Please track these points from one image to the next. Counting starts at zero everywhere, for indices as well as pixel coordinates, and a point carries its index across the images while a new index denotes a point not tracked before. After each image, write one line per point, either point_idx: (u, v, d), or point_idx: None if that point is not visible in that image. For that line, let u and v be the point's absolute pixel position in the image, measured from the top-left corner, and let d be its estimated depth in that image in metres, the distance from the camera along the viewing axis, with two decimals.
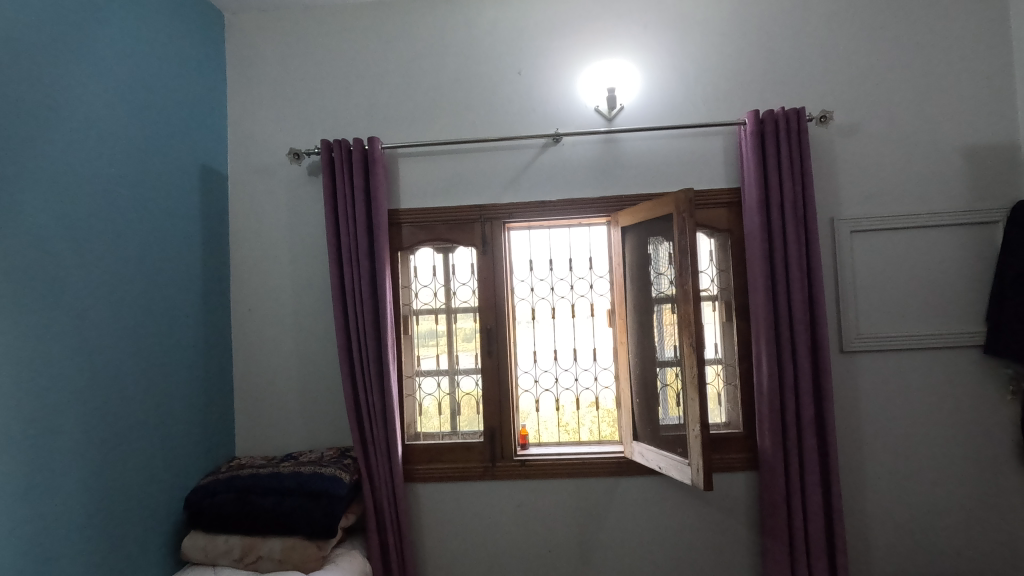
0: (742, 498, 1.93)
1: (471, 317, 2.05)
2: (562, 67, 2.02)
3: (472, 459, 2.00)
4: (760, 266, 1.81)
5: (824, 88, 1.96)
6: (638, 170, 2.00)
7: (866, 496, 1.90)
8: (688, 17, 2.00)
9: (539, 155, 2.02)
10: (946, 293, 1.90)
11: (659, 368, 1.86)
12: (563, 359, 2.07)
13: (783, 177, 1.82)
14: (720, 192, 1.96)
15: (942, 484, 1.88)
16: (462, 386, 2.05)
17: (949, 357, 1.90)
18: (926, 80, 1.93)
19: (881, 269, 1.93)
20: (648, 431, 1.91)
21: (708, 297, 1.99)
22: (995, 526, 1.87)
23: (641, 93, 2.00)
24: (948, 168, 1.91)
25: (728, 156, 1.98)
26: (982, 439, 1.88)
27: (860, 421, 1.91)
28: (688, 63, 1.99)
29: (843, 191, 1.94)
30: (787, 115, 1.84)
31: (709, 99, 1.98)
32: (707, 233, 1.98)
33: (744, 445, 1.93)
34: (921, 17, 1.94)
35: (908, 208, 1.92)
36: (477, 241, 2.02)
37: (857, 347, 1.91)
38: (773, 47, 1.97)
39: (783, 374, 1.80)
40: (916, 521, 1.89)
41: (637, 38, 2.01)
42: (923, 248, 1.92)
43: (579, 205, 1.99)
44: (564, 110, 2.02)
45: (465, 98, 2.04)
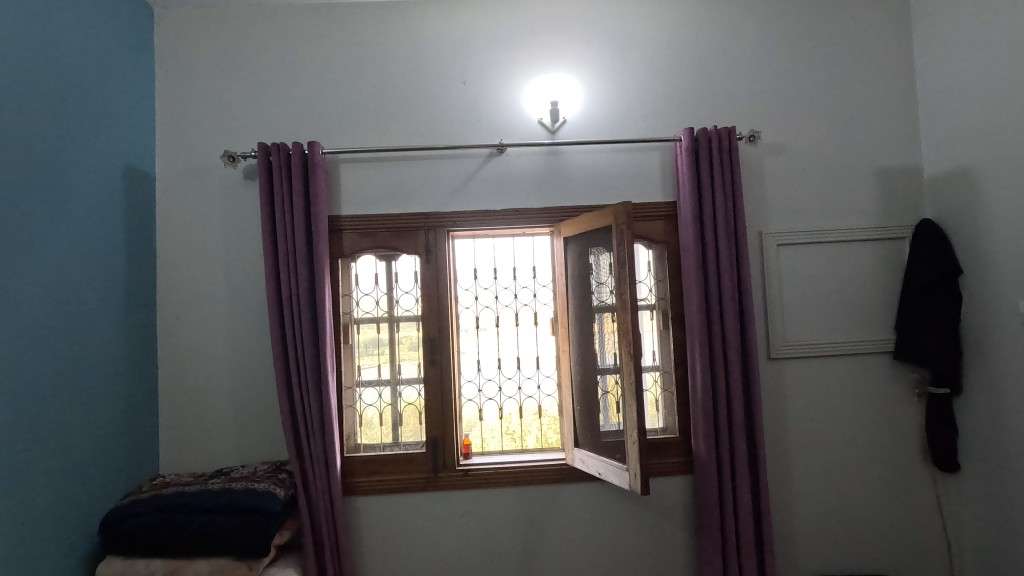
0: (678, 501, 1.99)
1: (414, 325, 2.03)
2: (506, 80, 2.05)
3: (414, 470, 1.98)
4: (694, 277, 1.89)
5: (753, 109, 2.07)
6: (580, 182, 2.05)
7: (792, 495, 2.00)
8: (628, 37, 2.07)
9: (483, 165, 2.03)
10: (862, 303, 2.05)
11: (600, 376, 1.90)
12: (506, 367, 2.09)
13: (715, 193, 1.91)
14: (657, 205, 2.03)
15: (859, 481, 2.01)
16: (404, 396, 2.02)
17: (864, 363, 2.04)
18: (843, 106, 2.08)
19: (804, 281, 2.05)
20: (589, 438, 1.94)
21: (646, 306, 2.05)
22: (905, 520, 2.01)
23: (583, 108, 2.06)
24: (862, 188, 2.07)
25: (665, 171, 2.06)
26: (893, 439, 2.02)
27: (786, 424, 2.02)
28: (628, 80, 2.06)
29: (770, 207, 2.05)
30: (719, 134, 1.94)
31: (648, 116, 2.06)
32: (646, 245, 2.05)
33: (680, 449, 2.00)
34: (838, 47, 2.09)
35: (827, 224, 2.05)
36: (421, 249, 2.00)
37: (783, 354, 2.02)
38: (706, 68, 2.08)
39: (716, 380, 1.88)
40: (836, 517, 2.00)
41: (578, 53, 2.06)
42: (841, 261, 2.06)
43: (522, 215, 2.01)
44: (508, 122, 2.05)
45: (410, 106, 2.03)
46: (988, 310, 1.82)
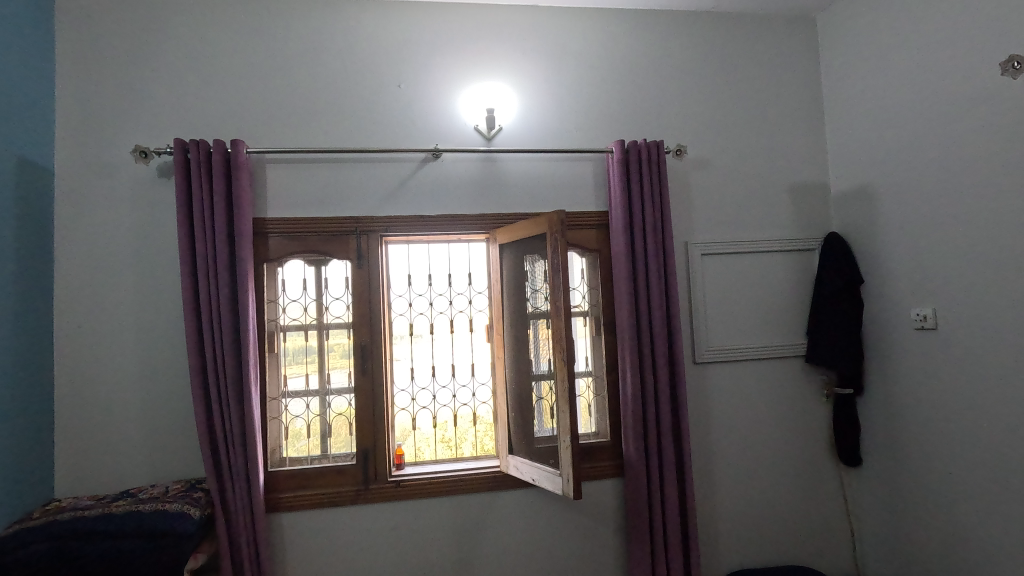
0: (609, 503, 2.04)
1: (345, 333, 1.96)
2: (442, 84, 2.03)
3: (343, 482, 1.90)
4: (625, 284, 1.95)
5: (680, 125, 2.17)
6: (515, 190, 2.06)
7: (715, 493, 2.09)
8: (563, 49, 2.11)
9: (418, 170, 2.00)
10: (777, 310, 2.19)
11: (534, 382, 1.92)
12: (440, 375, 2.06)
13: (645, 203, 1.98)
14: (589, 215, 2.08)
15: (776, 478, 2.14)
16: (334, 406, 1.95)
17: (779, 367, 2.17)
18: (760, 125, 2.22)
19: (726, 289, 2.16)
20: (523, 445, 1.95)
21: (580, 312, 2.09)
22: (815, 513, 2.15)
23: (519, 116, 2.08)
24: (777, 202, 2.21)
25: (598, 181, 2.12)
26: (805, 437, 2.17)
27: (710, 425, 2.11)
28: (563, 91, 2.10)
29: (696, 218, 2.15)
30: (648, 147, 2.02)
31: (582, 127, 2.11)
32: (579, 253, 2.10)
33: (611, 453, 2.05)
34: (756, 70, 2.23)
35: (747, 235, 2.18)
36: (352, 254, 1.94)
37: (707, 359, 2.11)
38: (637, 83, 2.15)
39: (645, 384, 1.94)
40: (756, 513, 2.11)
41: (513, 62, 2.08)
42: (759, 270, 2.18)
43: (457, 222, 2.00)
44: (444, 127, 2.03)
45: (342, 107, 1.97)
46: (885, 316, 1.99)
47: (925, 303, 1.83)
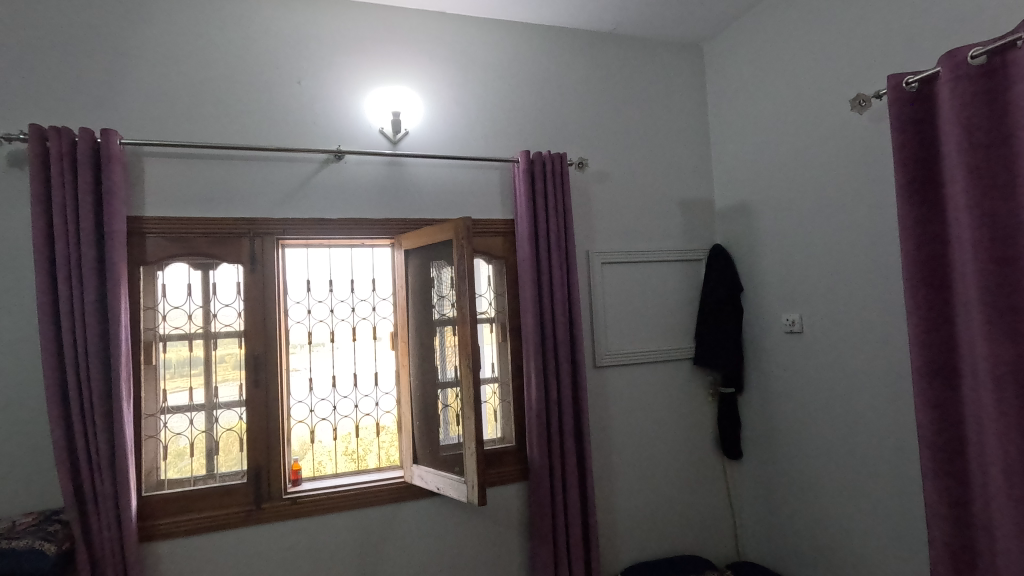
0: (514, 508, 2.06)
1: (236, 342, 1.83)
2: (345, 84, 1.97)
3: (231, 503, 1.77)
4: (530, 292, 1.99)
5: (583, 139, 2.26)
6: (421, 196, 2.04)
7: (614, 491, 2.19)
8: (470, 58, 2.14)
9: (319, 171, 1.92)
10: (669, 316, 2.34)
11: (440, 390, 1.92)
12: (342, 385, 1.99)
13: (549, 213, 2.04)
14: (496, 223, 2.11)
15: (668, 474, 2.27)
16: (222, 421, 1.81)
17: (671, 369, 2.32)
18: (655, 142, 2.37)
19: (624, 296, 2.28)
20: (428, 453, 1.94)
21: (486, 319, 2.11)
22: (703, 504, 2.31)
23: (425, 121, 2.06)
24: (670, 215, 2.37)
25: (504, 190, 2.15)
26: (694, 433, 2.33)
27: (609, 426, 2.21)
28: (470, 100, 2.12)
29: (597, 228, 2.25)
30: (552, 159, 2.08)
31: (488, 135, 2.14)
32: (485, 260, 2.12)
33: (516, 457, 2.08)
34: (651, 91, 2.39)
35: (643, 245, 2.31)
36: (244, 258, 1.82)
37: (607, 363, 2.21)
38: (542, 96, 2.22)
39: (549, 389, 1.99)
40: (650, 508, 2.24)
41: (420, 67, 2.07)
42: (653, 279, 2.32)
43: (361, 226, 1.95)
44: (348, 128, 1.97)
45: (235, 102, 1.85)
46: (761, 322, 2.19)
47: (793, 310, 2.04)
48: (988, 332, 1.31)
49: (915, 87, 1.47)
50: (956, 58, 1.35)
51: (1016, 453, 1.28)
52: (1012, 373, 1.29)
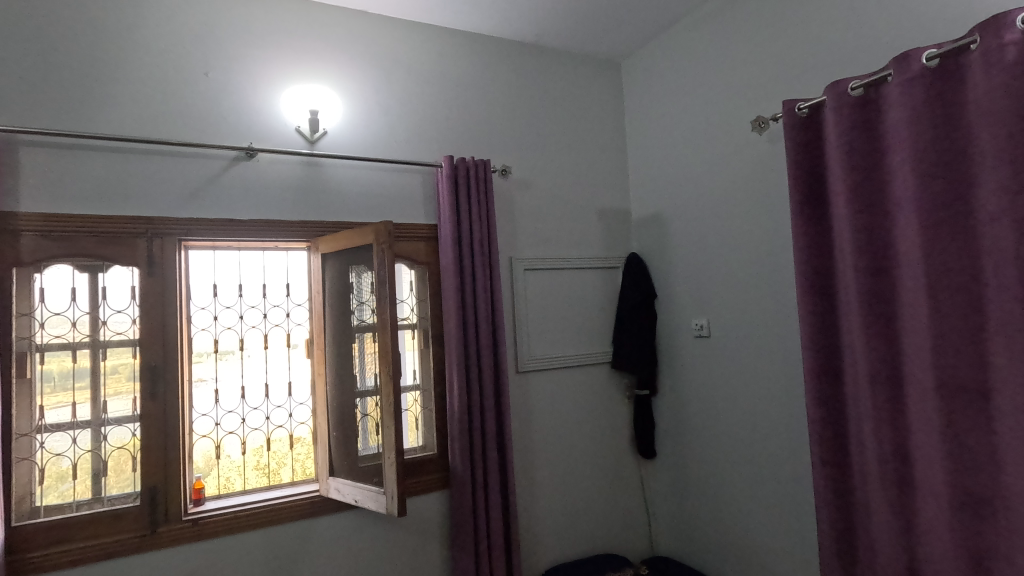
0: (435, 516, 2.03)
1: (130, 352, 1.67)
2: (258, 78, 1.87)
3: (121, 529, 1.61)
4: (453, 297, 1.98)
5: (507, 147, 2.29)
6: (340, 198, 1.97)
7: (535, 494, 2.21)
8: (393, 60, 2.10)
9: (228, 168, 1.81)
10: (589, 322, 2.41)
11: (360, 399, 1.89)
12: (252, 397, 1.87)
13: (472, 219, 2.04)
14: (418, 227, 2.08)
15: (588, 476, 2.33)
16: (111, 439, 1.64)
17: (591, 373, 2.39)
18: (576, 152, 2.44)
19: (545, 302, 2.32)
20: (345, 464, 1.88)
21: (408, 325, 2.07)
22: (619, 503, 2.40)
23: (344, 121, 2.00)
24: (590, 224, 2.44)
25: (427, 194, 2.13)
26: (612, 435, 2.41)
27: (531, 430, 2.23)
28: (393, 102, 2.09)
29: (519, 235, 2.28)
30: (476, 165, 2.09)
31: (411, 139, 2.11)
32: (408, 265, 2.08)
33: (437, 465, 2.05)
34: (573, 103, 2.46)
35: (564, 253, 2.37)
36: (141, 260, 1.67)
37: (528, 368, 2.24)
38: (466, 102, 2.23)
39: (471, 395, 1.98)
40: (570, 509, 2.28)
41: (340, 65, 2.01)
42: (574, 285, 2.39)
43: (274, 228, 1.85)
44: (261, 124, 1.87)
45: (132, 90, 1.70)
46: (673, 326, 2.31)
47: (701, 315, 2.17)
48: (865, 334, 1.47)
49: (805, 112, 1.63)
50: (839, 88, 1.50)
51: (889, 442, 1.44)
52: (885, 370, 1.45)
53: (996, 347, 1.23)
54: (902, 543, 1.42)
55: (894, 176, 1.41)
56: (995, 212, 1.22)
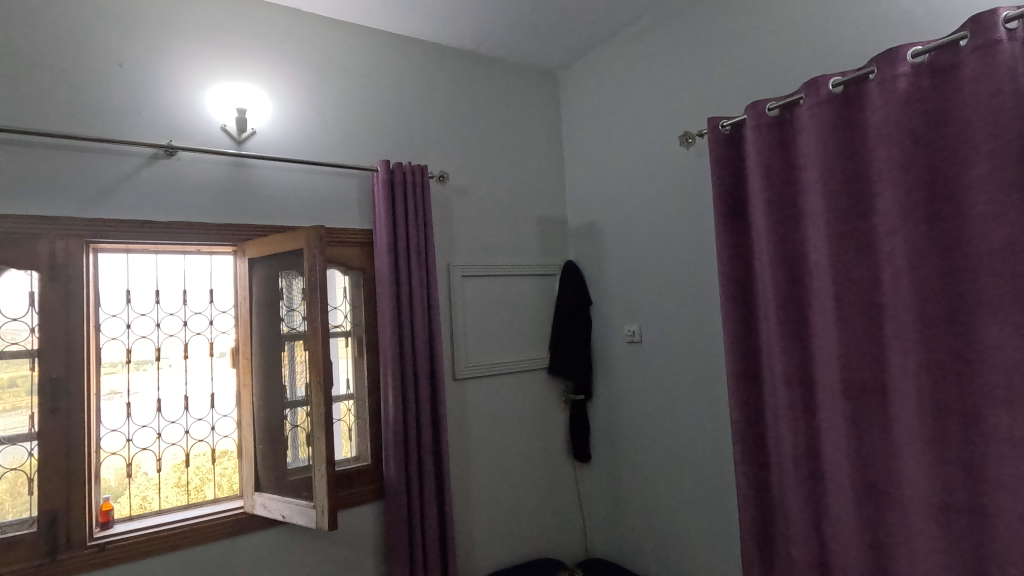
0: (369, 529, 1.98)
1: (28, 363, 1.54)
2: (179, 72, 1.77)
3: (14, 559, 1.46)
4: (388, 304, 1.94)
5: (445, 153, 2.28)
6: (269, 200, 1.90)
7: (472, 502, 2.20)
8: (328, 61, 2.05)
9: (145, 167, 1.70)
10: (526, 328, 2.43)
11: (288, 410, 1.84)
12: (169, 410, 1.77)
13: (409, 224, 2.02)
14: (352, 232, 2.03)
15: (524, 482, 2.35)
16: (4, 459, 1.50)
17: (528, 379, 2.41)
18: (514, 160, 2.47)
19: (482, 308, 2.33)
20: (273, 479, 1.80)
21: (341, 332, 2.02)
22: (555, 507, 2.42)
23: (274, 121, 1.93)
24: (527, 231, 2.47)
25: (363, 199, 2.08)
26: (548, 439, 2.44)
27: (468, 437, 2.22)
28: (327, 104, 2.03)
29: (457, 242, 2.27)
30: (413, 170, 2.07)
31: (346, 142, 2.06)
32: (341, 270, 2.03)
33: (371, 476, 2.00)
34: (511, 112, 2.49)
35: (501, 259, 2.38)
36: (41, 263, 1.53)
37: (466, 375, 2.23)
38: (403, 107, 2.20)
39: (407, 403, 1.95)
40: (507, 515, 2.29)
41: (269, 63, 1.94)
42: (511, 292, 2.40)
43: (197, 231, 1.75)
44: (183, 121, 1.77)
45: (35, 78, 1.56)
46: (606, 332, 2.38)
47: (634, 322, 2.24)
48: (782, 338, 1.57)
49: (728, 130, 1.73)
50: (757, 109, 1.61)
51: (802, 440, 1.53)
52: (799, 372, 1.55)
53: (893, 350, 1.35)
54: (813, 534, 1.52)
55: (806, 191, 1.52)
56: (891, 227, 1.34)
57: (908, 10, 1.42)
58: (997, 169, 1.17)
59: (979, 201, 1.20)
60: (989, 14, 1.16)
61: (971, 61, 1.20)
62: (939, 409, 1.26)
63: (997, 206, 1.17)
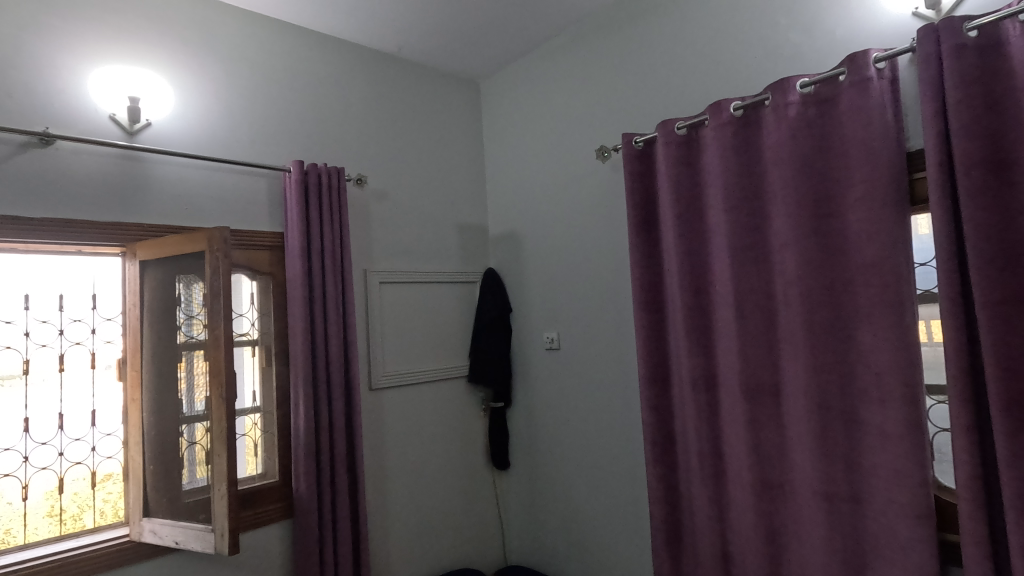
0: (275, 550, 1.86)
1: None
2: (60, 51, 1.60)
3: None
4: (300, 311, 1.85)
5: (363, 155, 2.22)
6: (165, 198, 1.74)
7: (388, 515, 2.14)
8: (236, 53, 1.93)
9: (15, 155, 1.50)
10: (446, 336, 2.41)
11: (185, 426, 1.67)
12: (39, 430, 1.61)
13: (324, 228, 1.94)
14: (262, 235, 1.92)
15: (443, 492, 2.31)
16: None
17: (448, 387, 2.38)
18: (435, 166, 2.44)
19: (401, 316, 2.27)
20: (165, 503, 1.65)
21: (247, 341, 1.89)
22: (475, 516, 2.41)
23: (174, 113, 1.78)
24: (448, 238, 2.45)
25: (273, 201, 1.97)
26: (468, 448, 2.42)
27: (385, 448, 2.16)
28: (233, 97, 1.91)
29: (375, 248, 2.21)
30: (329, 172, 1.99)
31: (255, 139, 1.95)
32: (249, 275, 1.90)
33: (279, 494, 1.89)
34: (432, 118, 2.47)
35: (421, 266, 2.35)
36: None
37: (382, 384, 2.17)
38: (318, 105, 2.12)
39: (320, 415, 1.86)
40: (425, 527, 2.24)
41: (169, 51, 1.80)
42: (431, 299, 2.37)
43: (79, 230, 1.57)
44: (63, 107, 1.59)
45: None
46: (526, 339, 2.40)
47: (552, 329, 2.28)
48: (689, 344, 1.66)
49: (640, 146, 1.82)
50: (667, 127, 1.71)
51: (707, 441, 1.63)
52: (704, 376, 1.64)
53: (786, 354, 1.46)
54: (717, 530, 1.61)
55: (711, 206, 1.62)
56: (784, 241, 1.46)
57: (795, 45, 1.57)
58: (870, 191, 1.31)
59: (857, 219, 1.33)
60: (862, 54, 1.31)
61: (849, 95, 1.34)
62: (824, 409, 1.39)
63: (871, 225, 1.31)
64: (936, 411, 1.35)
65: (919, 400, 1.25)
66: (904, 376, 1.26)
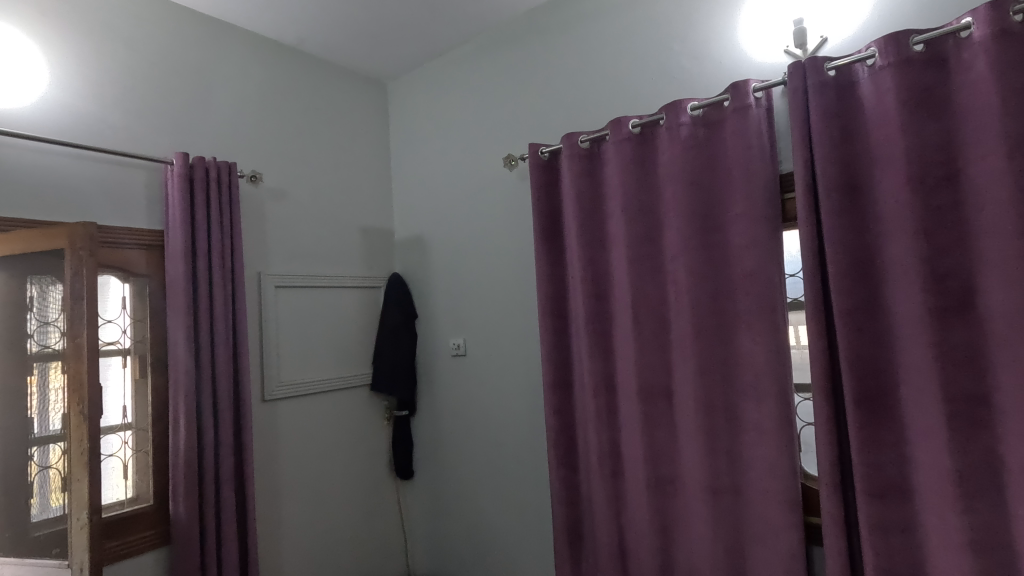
0: None
1: None
2: None
3: None
4: (181, 316, 1.69)
5: (258, 151, 2.08)
6: (16, 187, 1.51)
7: (281, 535, 2.00)
8: (108, 28, 1.73)
9: None
10: (348, 342, 2.31)
11: (36, 449, 1.47)
12: None
13: (212, 227, 1.78)
14: (138, 233, 1.73)
15: (342, 507, 2.21)
16: None
17: (349, 396, 2.29)
18: (338, 166, 2.35)
19: (298, 322, 2.15)
20: (9, 538, 1.45)
21: (118, 350, 1.69)
22: (377, 529, 2.32)
23: (28, 90, 1.56)
24: (351, 242, 2.36)
25: (152, 195, 1.79)
26: (370, 459, 2.33)
27: (278, 463, 2.03)
28: (103, 78, 1.71)
29: (270, 249, 2.08)
30: (219, 167, 1.85)
31: (130, 126, 1.75)
32: (121, 276, 1.71)
33: (153, 519, 1.70)
34: (336, 116, 2.37)
35: (321, 270, 2.24)
36: None
37: (277, 395, 2.04)
38: (207, 94, 1.96)
39: (203, 430, 1.70)
40: (322, 545, 2.12)
41: (22, 21, 1.57)
42: (332, 304, 2.27)
43: None
44: None
45: None
46: (432, 346, 2.37)
47: (458, 335, 2.27)
48: (590, 349, 1.72)
49: (546, 156, 1.87)
50: (572, 139, 1.77)
51: (606, 442, 1.69)
52: (604, 380, 1.71)
53: (677, 358, 1.57)
54: (615, 527, 1.68)
55: (612, 217, 1.70)
56: (676, 252, 1.56)
57: (686, 71, 1.69)
58: (749, 209, 1.44)
59: (738, 234, 1.46)
60: (744, 83, 1.44)
61: (732, 120, 1.47)
62: (709, 409, 1.49)
63: (749, 239, 1.43)
64: (803, 407, 1.50)
65: (789, 397, 1.39)
66: (777, 377, 1.40)
